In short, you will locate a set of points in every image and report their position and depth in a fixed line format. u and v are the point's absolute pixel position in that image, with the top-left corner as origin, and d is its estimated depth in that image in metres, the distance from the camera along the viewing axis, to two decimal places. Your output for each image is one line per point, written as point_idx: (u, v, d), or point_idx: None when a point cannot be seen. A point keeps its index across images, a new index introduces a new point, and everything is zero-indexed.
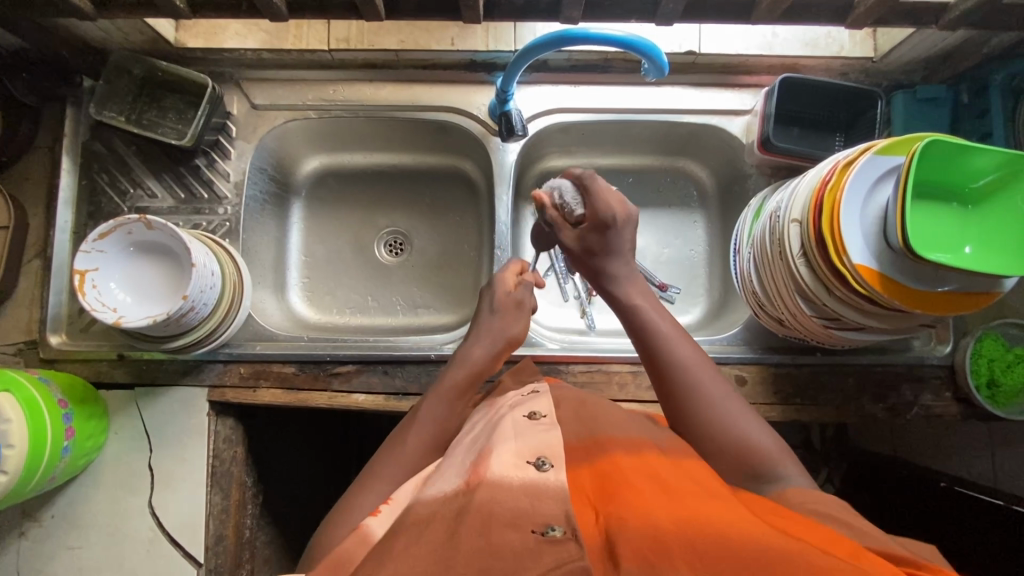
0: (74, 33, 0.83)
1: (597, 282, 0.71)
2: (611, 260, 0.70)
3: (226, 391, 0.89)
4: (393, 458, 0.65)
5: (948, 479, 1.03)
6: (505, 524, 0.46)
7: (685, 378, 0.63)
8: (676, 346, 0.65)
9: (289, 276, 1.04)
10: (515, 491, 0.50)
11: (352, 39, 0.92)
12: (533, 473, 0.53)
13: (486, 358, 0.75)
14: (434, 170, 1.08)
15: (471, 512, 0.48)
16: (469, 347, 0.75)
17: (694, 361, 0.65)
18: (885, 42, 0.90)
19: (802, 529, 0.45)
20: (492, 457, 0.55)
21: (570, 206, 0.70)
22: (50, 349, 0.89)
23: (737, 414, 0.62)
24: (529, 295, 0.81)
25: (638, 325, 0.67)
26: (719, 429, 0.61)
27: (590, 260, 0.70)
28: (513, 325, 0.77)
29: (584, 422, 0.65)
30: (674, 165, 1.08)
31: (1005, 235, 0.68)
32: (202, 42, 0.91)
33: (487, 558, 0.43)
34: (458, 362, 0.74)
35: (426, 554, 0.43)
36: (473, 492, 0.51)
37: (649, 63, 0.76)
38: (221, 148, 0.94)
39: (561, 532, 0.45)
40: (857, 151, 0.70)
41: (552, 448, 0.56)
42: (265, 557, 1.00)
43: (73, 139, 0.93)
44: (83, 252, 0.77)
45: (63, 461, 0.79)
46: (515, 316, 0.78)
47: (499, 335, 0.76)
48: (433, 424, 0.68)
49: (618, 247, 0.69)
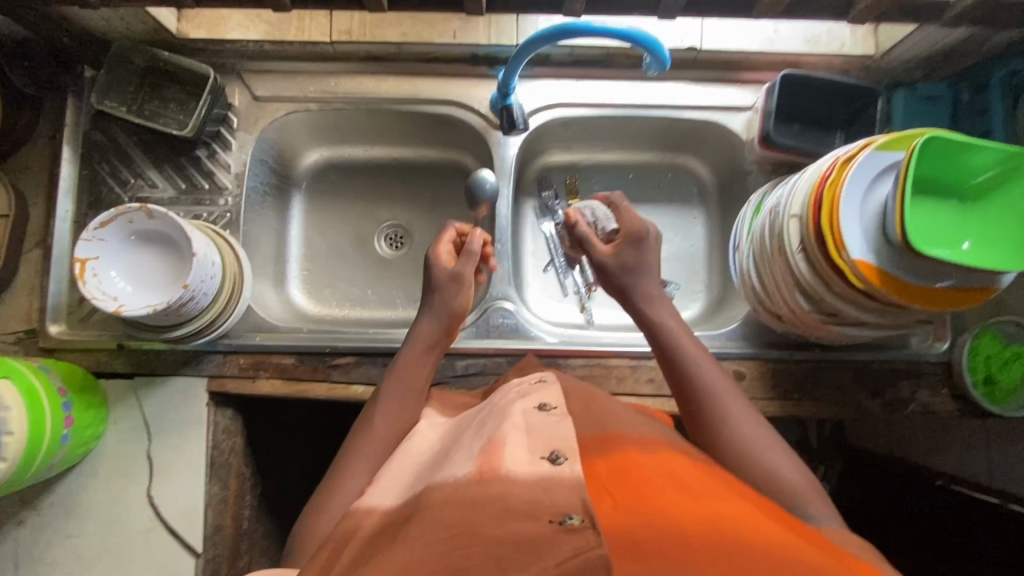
0: (78, 23, 0.83)
1: (623, 300, 0.71)
2: (641, 276, 0.71)
3: (225, 382, 0.89)
4: (368, 442, 0.65)
5: (944, 477, 1.03)
6: (519, 515, 0.46)
7: (713, 401, 0.64)
8: (703, 368, 0.65)
9: (290, 268, 1.04)
10: (530, 487, 0.49)
11: (354, 32, 0.93)
12: (547, 468, 0.51)
13: (439, 333, 0.73)
14: (434, 165, 1.08)
15: (486, 503, 0.47)
16: (419, 325, 0.73)
17: (719, 383, 0.65)
18: (886, 39, 0.91)
19: (812, 542, 0.46)
20: (506, 449, 0.53)
21: (603, 223, 0.79)
22: (50, 338, 0.89)
23: (765, 443, 0.62)
24: (473, 262, 0.75)
25: (666, 345, 0.67)
26: (748, 458, 0.61)
27: (619, 276, 0.71)
28: (455, 297, 0.73)
29: (596, 420, 0.62)
30: (674, 161, 1.08)
31: (1001, 230, 0.69)
32: (204, 33, 0.92)
33: (504, 548, 0.43)
34: (413, 340, 0.72)
35: (436, 545, 0.43)
36: (487, 483, 0.50)
37: (651, 57, 0.76)
38: (222, 140, 0.95)
39: (579, 521, 0.44)
40: (857, 147, 0.71)
41: (566, 441, 0.54)
42: (262, 549, 1.00)
43: (74, 129, 0.93)
44: (84, 241, 0.77)
45: (62, 449, 0.79)
46: (454, 288, 0.73)
47: (443, 310, 0.73)
48: (395, 403, 0.68)
49: (648, 265, 0.72)
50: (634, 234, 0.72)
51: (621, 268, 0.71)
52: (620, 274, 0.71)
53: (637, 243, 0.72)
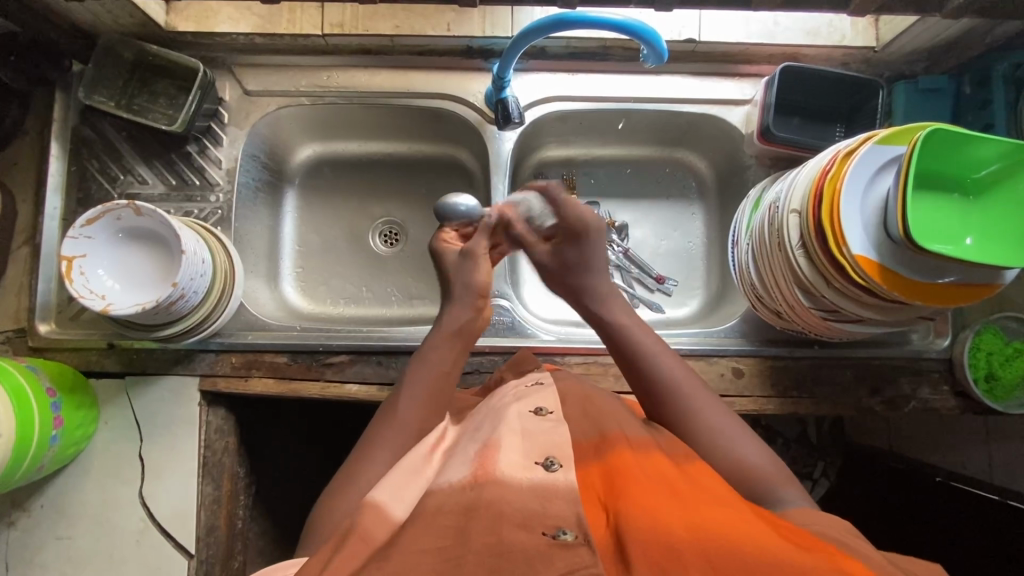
0: (64, 16, 0.82)
1: (576, 300, 0.71)
2: (589, 275, 0.70)
3: (217, 381, 0.88)
4: (388, 426, 0.62)
5: (943, 474, 1.03)
6: (515, 523, 0.45)
7: (675, 395, 0.62)
8: (663, 363, 0.64)
9: (283, 265, 1.03)
10: (524, 493, 0.48)
11: (346, 25, 0.90)
12: (541, 474, 0.50)
13: (468, 319, 0.69)
14: (429, 160, 1.07)
15: (480, 509, 0.46)
16: (449, 312, 0.69)
17: (681, 378, 0.63)
18: (888, 31, 0.89)
19: (812, 544, 0.44)
20: (501, 450, 0.52)
21: (540, 220, 0.73)
22: (39, 337, 0.88)
23: (732, 434, 0.60)
24: (484, 236, 0.71)
25: (625, 343, 0.66)
26: (715, 450, 0.59)
27: (567, 276, 0.71)
28: (477, 274, 0.70)
29: (591, 421, 0.61)
30: (672, 156, 1.07)
31: (1007, 224, 0.67)
32: (193, 25, 0.90)
33: (497, 557, 0.42)
34: (441, 326, 0.69)
35: (431, 553, 0.43)
36: (480, 488, 0.49)
37: (648, 49, 0.75)
38: (213, 135, 0.93)
39: (573, 537, 0.44)
40: (859, 141, 0.69)
41: (561, 448, 0.54)
42: (256, 549, 0.99)
43: (62, 124, 0.92)
44: (70, 238, 0.75)
45: (51, 450, 0.78)
46: (470, 265, 0.70)
47: (467, 292, 0.69)
48: (422, 391, 0.65)
49: (595, 260, 0.70)
50: (572, 233, 0.69)
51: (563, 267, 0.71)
52: (570, 275, 0.70)
53: (576, 243, 0.69)
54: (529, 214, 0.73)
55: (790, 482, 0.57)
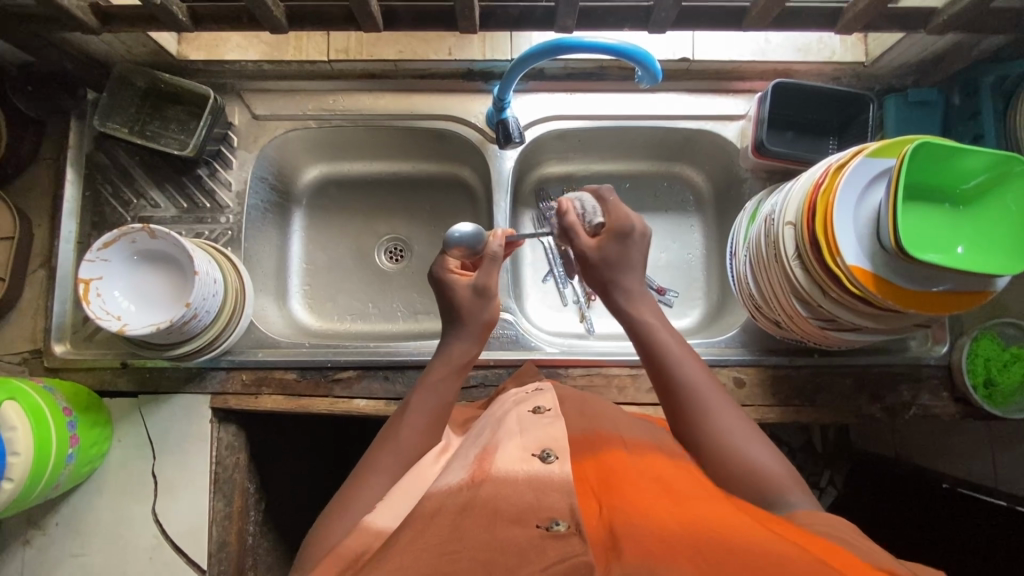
0: (80, 48, 0.85)
1: (606, 295, 0.70)
2: (624, 272, 0.69)
3: (228, 398, 0.90)
4: (387, 451, 0.63)
5: (949, 480, 1.03)
6: (509, 520, 0.46)
7: (695, 399, 0.64)
8: (686, 367, 0.65)
9: (291, 284, 1.05)
10: (520, 486, 0.50)
11: (350, 50, 0.93)
12: (540, 466, 0.52)
13: (470, 352, 0.70)
14: (432, 177, 1.09)
15: (477, 507, 0.48)
16: (450, 343, 0.70)
17: (701, 383, 0.65)
18: (876, 46, 0.91)
19: (803, 540, 0.45)
20: (498, 452, 0.54)
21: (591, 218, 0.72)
22: (55, 357, 0.90)
23: (749, 441, 0.61)
24: (493, 270, 0.69)
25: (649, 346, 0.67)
26: (731, 457, 0.60)
27: (601, 272, 0.70)
28: (486, 309, 0.70)
29: (588, 419, 0.63)
30: (670, 170, 1.10)
31: (997, 234, 0.69)
32: (204, 54, 0.93)
33: (491, 551, 0.43)
34: (446, 358, 0.69)
35: (430, 549, 0.44)
36: (478, 486, 0.50)
37: (642, 70, 0.77)
38: (223, 158, 0.96)
39: (565, 527, 0.45)
40: (849, 155, 0.71)
41: (558, 441, 0.55)
42: (267, 565, 1.00)
43: (77, 151, 0.94)
44: (88, 261, 0.78)
45: (67, 469, 0.80)
46: (480, 305, 0.69)
47: (474, 325, 0.70)
48: (424, 419, 0.66)
49: (633, 261, 0.70)
50: (620, 232, 0.68)
51: (605, 263, 0.69)
52: (604, 270, 0.69)
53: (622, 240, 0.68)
54: (581, 212, 0.72)
55: (788, 488, 0.59)
